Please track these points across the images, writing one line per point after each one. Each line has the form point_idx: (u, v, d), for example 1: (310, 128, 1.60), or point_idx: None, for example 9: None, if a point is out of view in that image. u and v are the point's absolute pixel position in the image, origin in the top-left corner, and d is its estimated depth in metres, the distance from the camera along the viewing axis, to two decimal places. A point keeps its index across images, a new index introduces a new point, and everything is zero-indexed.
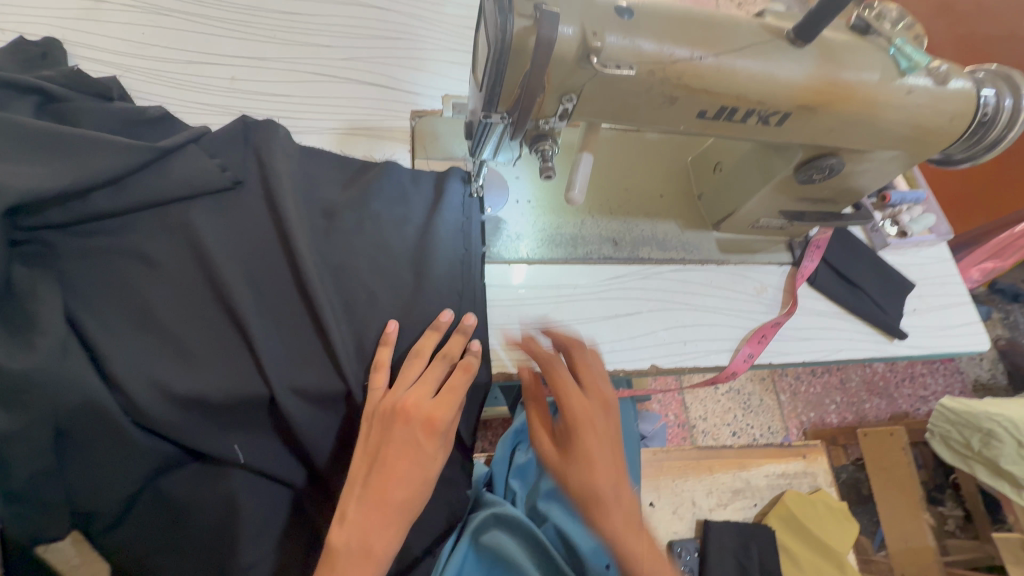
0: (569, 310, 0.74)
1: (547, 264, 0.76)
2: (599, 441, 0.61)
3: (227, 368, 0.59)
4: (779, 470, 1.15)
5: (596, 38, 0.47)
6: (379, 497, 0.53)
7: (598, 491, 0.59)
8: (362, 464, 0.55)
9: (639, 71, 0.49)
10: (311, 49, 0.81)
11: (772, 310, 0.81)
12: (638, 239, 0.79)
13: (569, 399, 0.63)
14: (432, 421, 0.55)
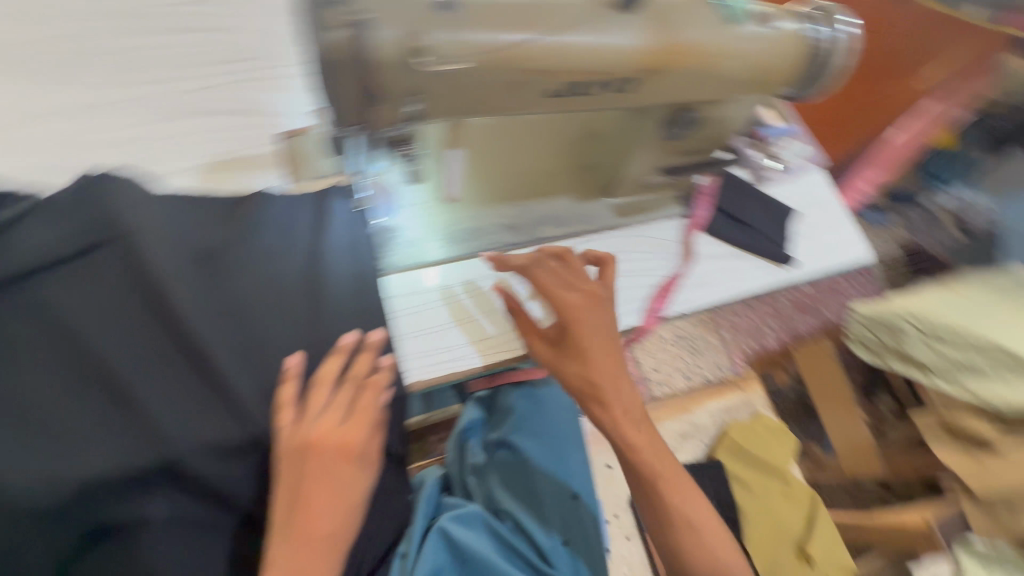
0: (480, 303, 0.75)
1: (451, 261, 0.77)
2: (598, 337, 0.65)
3: (115, 444, 0.55)
4: (720, 406, 1.24)
5: (422, 36, 0.46)
6: (303, 536, 0.53)
7: (610, 383, 0.64)
8: (281, 509, 0.54)
9: (477, 62, 0.49)
10: (169, 91, 0.79)
11: (671, 263, 0.85)
12: (536, 220, 0.81)
13: (572, 303, 0.66)
14: (347, 447, 0.56)
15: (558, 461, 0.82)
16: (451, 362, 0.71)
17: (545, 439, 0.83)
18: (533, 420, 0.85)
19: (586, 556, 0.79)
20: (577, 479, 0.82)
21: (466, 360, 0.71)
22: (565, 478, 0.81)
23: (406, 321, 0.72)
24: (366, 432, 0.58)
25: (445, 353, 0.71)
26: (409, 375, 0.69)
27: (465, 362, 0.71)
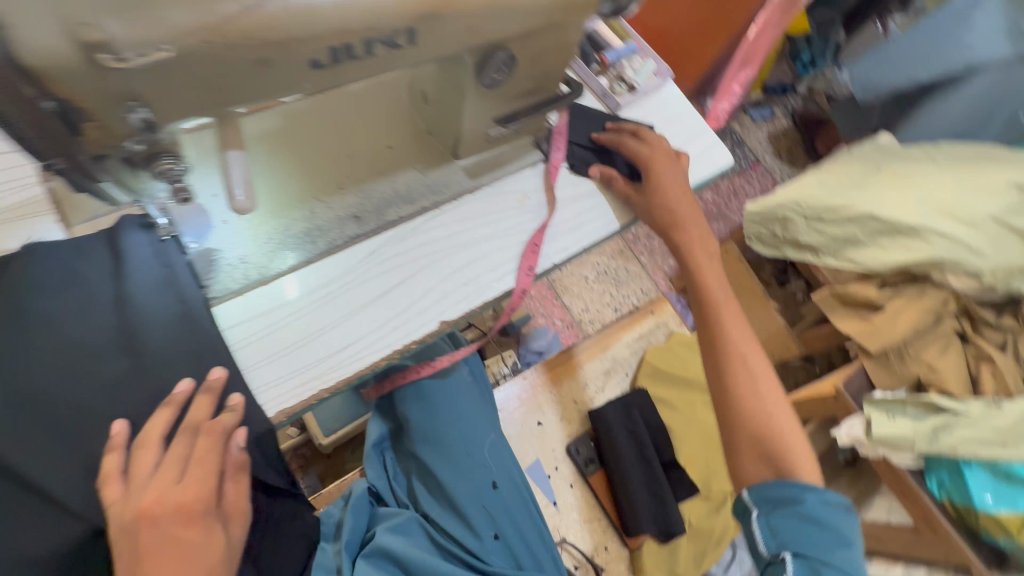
0: (334, 307, 0.66)
1: (291, 272, 0.67)
2: (674, 174, 0.81)
3: None
4: (636, 335, 1.26)
5: (90, 30, 0.39)
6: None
7: (672, 213, 0.80)
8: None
9: (181, 49, 0.43)
10: None
11: (538, 215, 0.80)
12: (382, 203, 0.74)
13: (649, 150, 0.81)
14: (185, 506, 0.52)
15: (468, 457, 0.88)
16: (311, 382, 0.62)
17: (449, 442, 0.87)
18: (436, 421, 0.87)
19: (513, 539, 0.87)
20: (489, 468, 0.89)
21: (329, 376, 0.63)
22: (478, 470, 0.88)
23: (245, 351, 0.62)
24: (207, 483, 0.54)
25: (302, 373, 0.62)
26: (266, 409, 0.60)
27: (327, 376, 0.63)
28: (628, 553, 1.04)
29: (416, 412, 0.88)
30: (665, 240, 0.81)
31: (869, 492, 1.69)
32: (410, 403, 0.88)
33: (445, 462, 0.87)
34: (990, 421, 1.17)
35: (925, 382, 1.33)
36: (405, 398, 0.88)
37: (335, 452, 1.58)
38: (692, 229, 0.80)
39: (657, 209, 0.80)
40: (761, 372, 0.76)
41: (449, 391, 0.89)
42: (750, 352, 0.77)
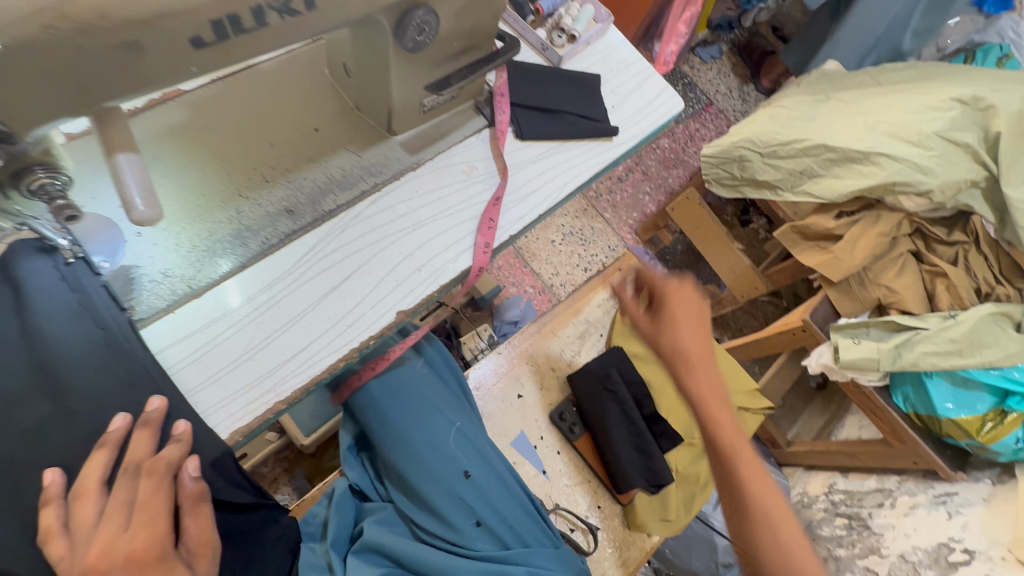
0: (278, 313, 0.61)
1: (224, 280, 0.61)
2: (693, 319, 0.72)
3: None
4: (607, 294, 1.24)
5: None
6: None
7: (685, 343, 0.70)
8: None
9: (16, 38, 0.36)
10: None
11: (488, 185, 0.75)
12: (317, 192, 0.68)
13: (671, 292, 0.73)
14: (137, 557, 0.48)
15: (434, 451, 0.85)
16: (265, 397, 0.58)
17: (410, 439, 0.85)
18: (396, 421, 0.85)
19: (495, 522, 0.86)
20: (458, 457, 0.87)
21: (283, 387, 0.58)
22: (445, 463, 0.85)
23: (186, 373, 0.56)
24: (163, 524, 0.50)
25: (254, 389, 0.57)
26: (219, 433, 0.55)
27: (282, 388, 0.58)
28: (622, 508, 1.05)
29: (371, 414, 0.86)
30: (673, 366, 0.71)
31: (841, 412, 1.77)
32: (368, 407, 0.86)
33: (411, 460, 0.84)
34: (947, 334, 1.22)
35: (886, 304, 1.37)
36: (361, 405, 0.86)
37: (319, 450, 1.55)
38: (699, 369, 0.69)
39: (669, 342, 0.71)
40: (795, 531, 0.63)
41: (405, 384, 0.87)
42: (776, 506, 0.64)
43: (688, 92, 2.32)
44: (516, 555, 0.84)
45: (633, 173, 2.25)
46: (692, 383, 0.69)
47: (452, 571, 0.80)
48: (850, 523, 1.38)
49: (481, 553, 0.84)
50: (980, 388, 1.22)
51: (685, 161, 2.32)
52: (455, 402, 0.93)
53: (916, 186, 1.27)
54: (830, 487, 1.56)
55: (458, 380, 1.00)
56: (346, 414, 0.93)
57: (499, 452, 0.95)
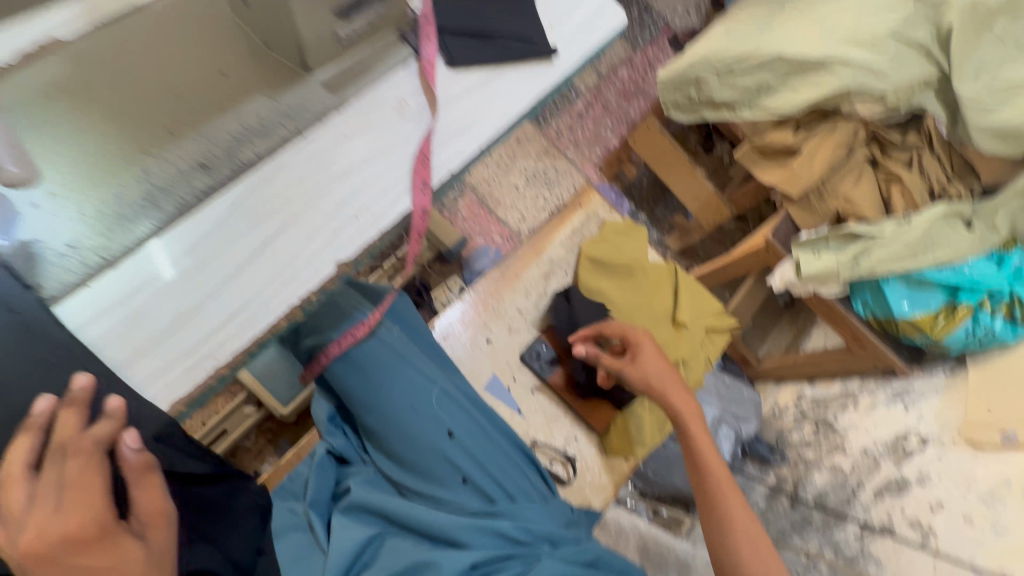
0: (206, 276, 0.57)
1: (142, 246, 0.57)
2: (658, 363, 0.91)
3: None
4: (569, 232, 1.23)
5: None
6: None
7: (664, 381, 0.89)
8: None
9: None
10: None
11: (422, 121, 0.70)
12: (231, 142, 0.63)
13: (638, 338, 0.93)
14: (74, 534, 0.46)
15: (416, 413, 0.84)
16: (204, 362, 0.55)
17: (391, 403, 0.83)
18: (376, 387, 0.83)
19: (481, 480, 0.84)
20: (441, 418, 0.85)
21: (223, 350, 0.56)
22: (427, 423, 0.84)
23: (112, 348, 0.53)
24: (102, 498, 0.48)
25: (192, 356, 0.55)
26: (158, 405, 0.53)
27: (221, 351, 0.56)
28: (598, 437, 1.08)
29: (349, 382, 0.84)
30: (672, 416, 0.88)
31: (808, 325, 1.83)
32: (345, 375, 0.84)
33: (391, 421, 0.83)
34: (904, 237, 1.25)
35: (844, 215, 1.39)
36: (339, 371, 0.84)
37: (300, 417, 1.55)
38: (694, 420, 0.86)
39: (662, 386, 0.89)
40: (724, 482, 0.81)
41: (382, 348, 0.85)
42: (727, 497, 0.79)
43: (644, 16, 2.27)
44: (503, 508, 0.81)
45: (594, 108, 2.18)
46: (685, 423, 0.86)
47: (436, 528, 0.76)
48: (817, 426, 1.46)
49: (467, 508, 0.81)
50: (934, 286, 1.26)
51: (645, 91, 2.25)
52: (436, 367, 0.91)
53: (870, 90, 1.25)
54: (798, 396, 1.64)
55: (437, 346, 1.00)
56: (323, 385, 0.91)
57: (483, 412, 0.94)
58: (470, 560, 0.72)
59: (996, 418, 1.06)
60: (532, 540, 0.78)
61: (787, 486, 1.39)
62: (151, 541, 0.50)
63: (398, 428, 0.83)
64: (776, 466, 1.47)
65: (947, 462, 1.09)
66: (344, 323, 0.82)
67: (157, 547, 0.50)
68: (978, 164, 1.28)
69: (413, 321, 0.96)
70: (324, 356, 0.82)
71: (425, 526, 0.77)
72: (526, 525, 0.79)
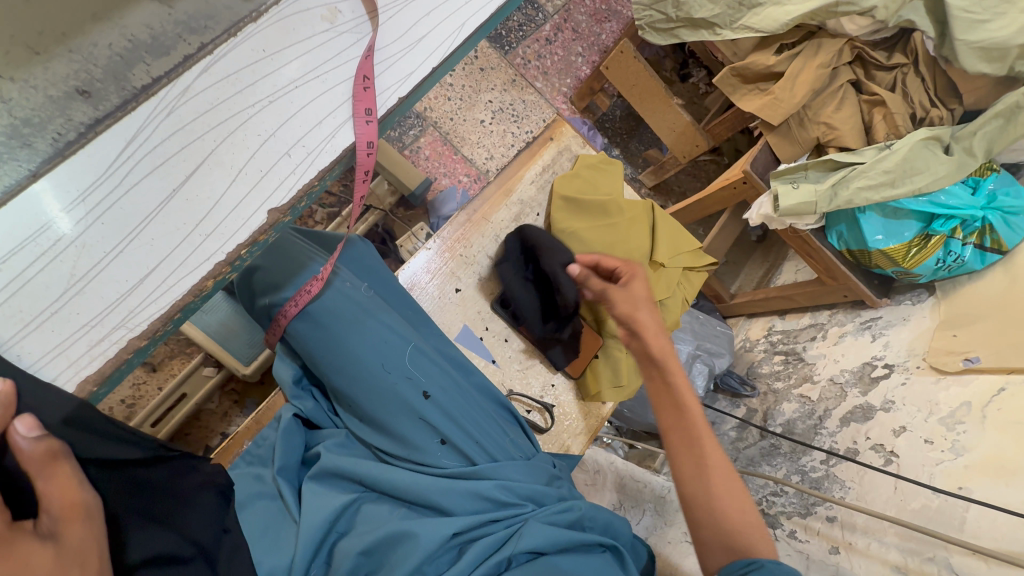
0: (102, 232, 0.47)
1: (11, 198, 0.46)
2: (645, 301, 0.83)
3: None
4: (540, 168, 1.14)
5: None
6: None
7: (652, 325, 0.79)
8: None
9: None
10: None
11: (359, 36, 0.58)
12: (116, 59, 0.51)
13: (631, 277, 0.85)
14: None
15: (386, 372, 0.76)
16: (113, 335, 0.46)
17: (356, 363, 0.75)
18: (338, 347, 0.74)
19: (461, 441, 0.77)
20: (415, 376, 0.78)
21: (137, 318, 0.47)
22: (400, 381, 0.76)
23: None
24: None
25: (96, 329, 0.46)
26: (63, 388, 0.45)
27: (133, 321, 0.47)
28: (575, 383, 1.06)
29: (308, 343, 0.75)
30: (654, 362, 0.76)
31: (779, 260, 1.83)
32: (305, 338, 0.75)
33: (360, 383, 0.75)
34: (885, 164, 1.20)
35: (824, 143, 1.34)
36: (298, 331, 0.75)
37: (266, 376, 1.48)
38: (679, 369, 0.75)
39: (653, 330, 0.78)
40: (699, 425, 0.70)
41: (344, 302, 0.75)
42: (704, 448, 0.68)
43: None
44: (485, 469, 0.76)
45: (563, 32, 2.00)
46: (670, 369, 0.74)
47: (415, 492, 0.72)
48: (787, 358, 1.49)
49: (448, 468, 0.76)
50: (908, 218, 1.26)
51: (617, 12, 2.07)
52: (405, 320, 0.83)
53: (858, 3, 1.16)
54: (769, 330, 1.66)
55: (407, 298, 0.90)
56: (286, 346, 0.83)
57: (458, 366, 0.87)
58: (451, 529, 0.68)
59: (961, 344, 1.08)
60: (516, 500, 0.74)
61: (757, 416, 1.43)
62: (66, 536, 0.46)
63: (364, 388, 0.75)
64: (747, 397, 1.52)
65: (911, 388, 1.11)
66: (301, 275, 0.76)
67: (74, 541, 0.46)
68: (961, 84, 1.22)
69: (380, 271, 0.89)
70: (282, 316, 0.74)
71: (403, 491, 0.72)
72: (509, 485, 0.75)
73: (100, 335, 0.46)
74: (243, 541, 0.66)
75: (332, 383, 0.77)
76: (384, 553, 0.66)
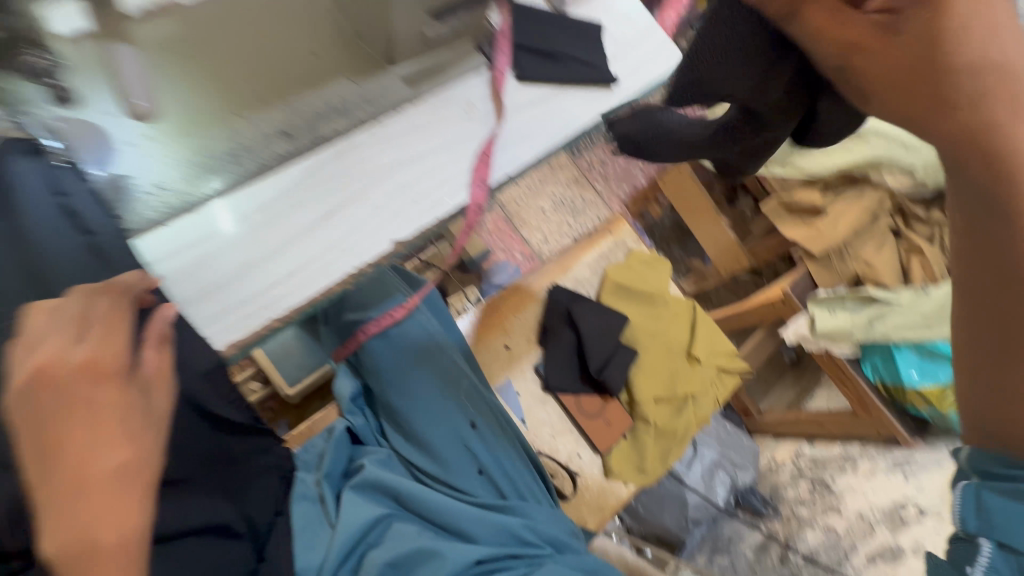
0: (273, 234, 0.61)
1: (220, 197, 0.61)
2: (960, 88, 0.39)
3: None
4: (597, 255, 1.26)
5: None
6: (75, 482, 0.42)
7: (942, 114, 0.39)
8: (34, 489, 0.42)
9: None
10: None
11: (485, 125, 0.74)
12: (315, 116, 0.68)
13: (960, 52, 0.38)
14: (93, 366, 0.45)
15: (443, 399, 0.86)
16: (261, 313, 0.58)
17: (419, 387, 0.86)
18: (409, 370, 0.86)
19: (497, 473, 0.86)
20: (468, 408, 0.87)
21: (280, 304, 0.59)
22: (453, 410, 0.86)
23: (179, 285, 0.57)
24: (125, 342, 0.48)
25: (249, 304, 0.58)
26: (213, 344, 0.56)
27: (277, 306, 0.59)
28: (600, 458, 1.08)
29: (381, 361, 0.85)
30: (975, 152, 0.40)
31: (811, 386, 1.84)
32: (375, 360, 0.86)
33: (418, 404, 0.85)
34: (923, 306, 1.30)
35: (864, 279, 1.42)
36: (373, 349, 0.85)
37: (301, 402, 1.54)
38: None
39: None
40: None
41: (418, 332, 0.88)
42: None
43: None
44: (514, 505, 0.83)
45: None
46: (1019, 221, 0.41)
47: (449, 513, 0.78)
48: (814, 485, 1.45)
49: (479, 498, 0.84)
50: (945, 360, 1.30)
51: None
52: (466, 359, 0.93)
53: None
54: (796, 454, 1.59)
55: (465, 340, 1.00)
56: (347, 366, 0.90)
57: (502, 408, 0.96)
58: (475, 555, 0.73)
59: None
60: (538, 542, 0.79)
61: (779, 540, 1.40)
62: (153, 396, 0.48)
63: (420, 410, 0.85)
64: (768, 519, 1.47)
65: None
66: (386, 301, 0.85)
67: (156, 403, 0.48)
68: None
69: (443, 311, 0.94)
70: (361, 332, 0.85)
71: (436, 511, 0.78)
72: (535, 526, 0.81)
73: (245, 310, 0.58)
74: (289, 529, 0.74)
75: (389, 400, 0.86)
76: (409, 566, 0.71)
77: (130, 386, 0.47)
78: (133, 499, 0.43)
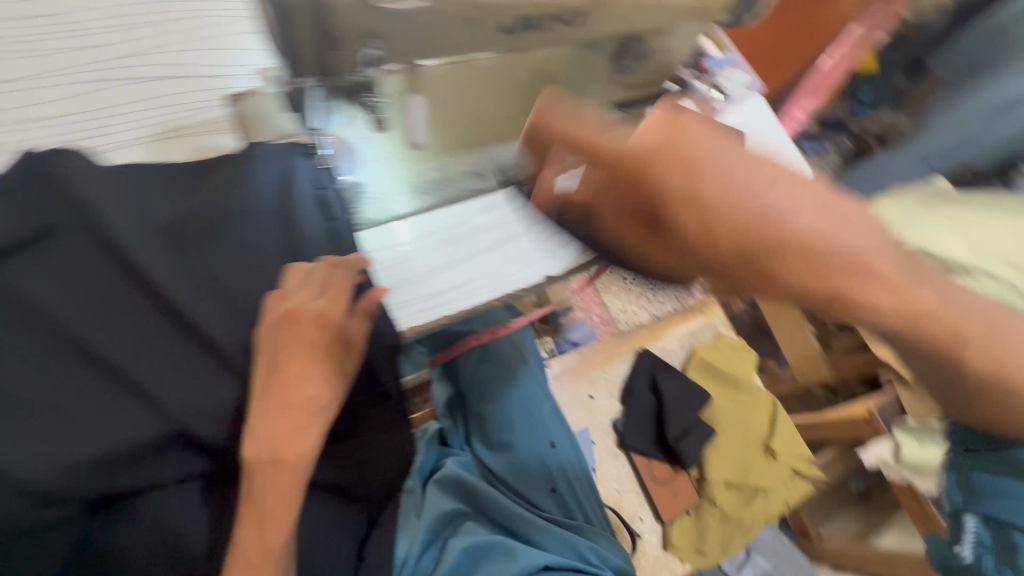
0: (454, 250, 0.75)
1: (422, 213, 0.77)
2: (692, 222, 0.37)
3: (110, 419, 0.55)
4: (686, 330, 1.32)
5: None
6: (282, 403, 0.59)
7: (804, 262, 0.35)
8: (258, 392, 0.59)
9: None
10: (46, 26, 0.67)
11: None
12: (504, 163, 0.81)
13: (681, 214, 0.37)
14: (323, 318, 0.61)
15: (529, 416, 0.94)
16: (436, 310, 0.72)
17: (509, 400, 0.94)
18: (500, 383, 0.94)
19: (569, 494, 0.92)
20: (548, 428, 0.95)
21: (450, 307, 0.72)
22: (535, 427, 0.94)
23: (381, 275, 0.72)
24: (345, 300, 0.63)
25: (427, 302, 0.72)
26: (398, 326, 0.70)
27: (447, 308, 0.72)
28: (661, 527, 1.09)
29: (478, 372, 0.94)
30: (805, 292, 0.36)
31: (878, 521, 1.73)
32: (471, 370, 0.95)
33: (506, 417, 0.93)
34: None
35: None
36: (471, 360, 0.95)
37: None
38: (855, 226, 0.35)
39: (771, 225, 0.34)
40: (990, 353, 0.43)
41: (513, 350, 0.97)
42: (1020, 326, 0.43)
43: None
44: (582, 527, 0.88)
45: None
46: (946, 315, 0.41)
47: (525, 520, 0.84)
48: None
49: (550, 513, 0.89)
50: None
51: None
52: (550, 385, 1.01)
53: None
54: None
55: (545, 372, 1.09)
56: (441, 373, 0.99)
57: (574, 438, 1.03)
58: (545, 561, 0.77)
59: None
60: (603, 567, 0.83)
61: None
62: (348, 348, 0.64)
63: (508, 422, 0.93)
64: None
65: None
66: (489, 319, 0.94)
67: (346, 357, 0.64)
68: None
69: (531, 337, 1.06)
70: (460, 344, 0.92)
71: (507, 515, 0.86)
72: (601, 552, 0.85)
73: (418, 305, 0.71)
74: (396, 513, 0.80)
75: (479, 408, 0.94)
76: (488, 560, 0.77)
77: (336, 339, 0.63)
78: (308, 426, 0.61)
